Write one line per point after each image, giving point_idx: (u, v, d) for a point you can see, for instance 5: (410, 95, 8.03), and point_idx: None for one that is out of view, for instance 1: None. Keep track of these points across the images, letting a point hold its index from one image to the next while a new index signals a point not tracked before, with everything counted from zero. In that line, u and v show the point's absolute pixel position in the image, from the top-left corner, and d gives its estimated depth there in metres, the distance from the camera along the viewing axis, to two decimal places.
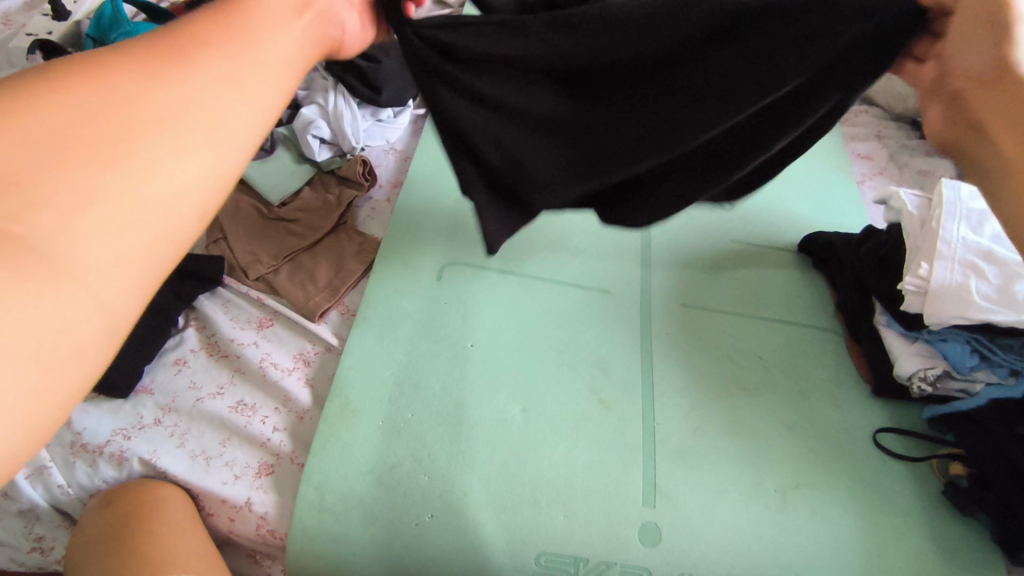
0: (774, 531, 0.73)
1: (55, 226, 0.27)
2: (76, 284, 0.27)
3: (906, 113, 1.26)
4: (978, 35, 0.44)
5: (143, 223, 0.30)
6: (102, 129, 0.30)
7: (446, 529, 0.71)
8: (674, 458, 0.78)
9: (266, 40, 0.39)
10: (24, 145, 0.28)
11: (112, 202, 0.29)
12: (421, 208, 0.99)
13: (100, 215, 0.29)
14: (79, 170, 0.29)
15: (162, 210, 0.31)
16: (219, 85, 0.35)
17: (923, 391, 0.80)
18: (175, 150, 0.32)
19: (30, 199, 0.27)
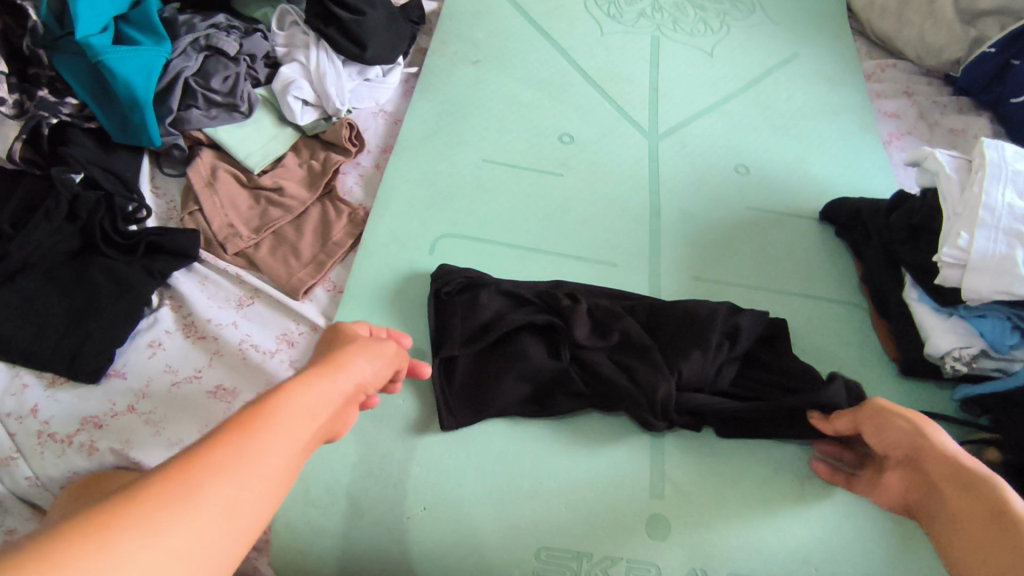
0: (791, 522, 0.68)
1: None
2: (177, 568, 0.33)
3: (939, 66, 1.17)
4: (902, 455, 0.58)
5: (223, 523, 0.36)
6: (215, 469, 0.37)
7: (441, 522, 0.67)
8: (685, 445, 0.72)
9: (331, 385, 0.49)
10: (167, 489, 0.35)
11: (227, 484, 0.37)
12: (412, 175, 0.92)
13: (215, 504, 0.36)
14: (172, 533, 0.33)
15: (234, 519, 0.37)
16: (301, 424, 0.44)
17: (956, 372, 0.74)
18: (243, 521, 0.37)
19: (180, 489, 0.35)
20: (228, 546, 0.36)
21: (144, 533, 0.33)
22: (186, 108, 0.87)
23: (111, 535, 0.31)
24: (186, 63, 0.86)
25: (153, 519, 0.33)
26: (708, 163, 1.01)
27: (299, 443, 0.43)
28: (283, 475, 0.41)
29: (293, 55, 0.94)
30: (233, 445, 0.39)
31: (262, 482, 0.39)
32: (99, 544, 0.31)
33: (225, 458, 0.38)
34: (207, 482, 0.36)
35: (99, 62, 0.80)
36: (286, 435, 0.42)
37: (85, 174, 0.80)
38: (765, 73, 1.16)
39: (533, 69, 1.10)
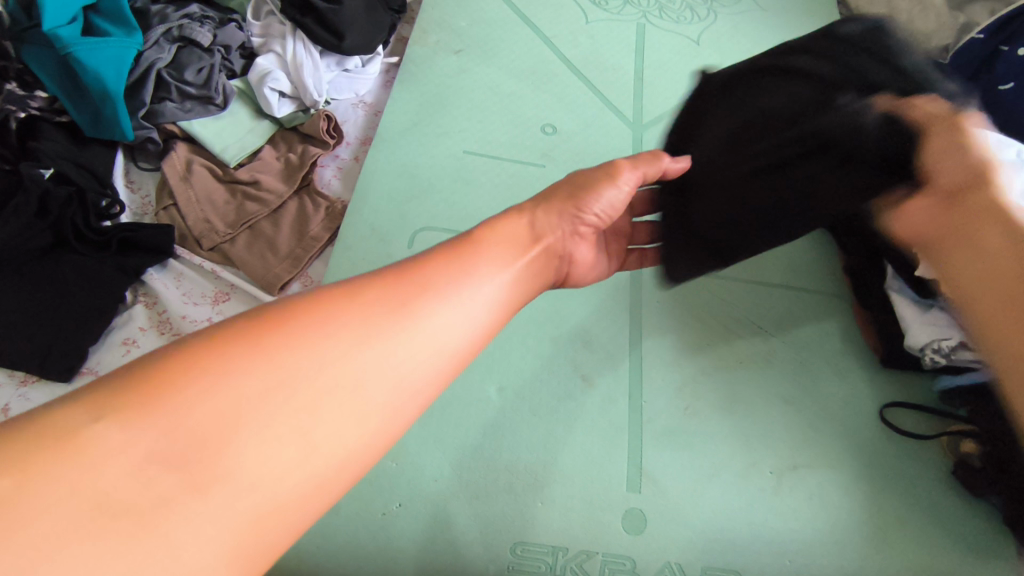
0: (768, 515, 0.68)
1: (267, 402, 0.37)
2: (294, 439, 0.37)
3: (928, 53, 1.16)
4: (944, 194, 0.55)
5: (344, 411, 0.39)
6: (339, 346, 0.41)
7: (415, 518, 0.67)
8: (661, 439, 0.72)
9: (487, 270, 0.50)
10: (290, 352, 0.39)
11: (345, 377, 0.40)
12: (391, 167, 0.91)
13: (337, 391, 0.39)
14: (319, 359, 0.39)
15: (361, 412, 0.40)
16: (440, 303, 0.46)
17: (936, 363, 0.73)
18: (377, 370, 0.41)
19: (292, 358, 0.39)
20: (373, 392, 0.41)
21: (299, 350, 0.39)
22: (160, 101, 0.85)
23: (274, 346, 0.39)
24: (159, 55, 0.85)
25: (315, 340, 0.40)
26: None
27: (482, 297, 0.48)
28: (455, 327, 0.46)
29: (270, 45, 0.93)
30: (352, 318, 0.42)
31: (403, 370, 0.42)
32: (280, 336, 0.39)
33: (378, 310, 0.43)
34: (314, 347, 0.40)
35: (69, 53, 0.78)
36: (436, 297, 0.46)
37: (55, 170, 0.79)
38: (752, 60, 1.15)
39: (516, 58, 1.08)
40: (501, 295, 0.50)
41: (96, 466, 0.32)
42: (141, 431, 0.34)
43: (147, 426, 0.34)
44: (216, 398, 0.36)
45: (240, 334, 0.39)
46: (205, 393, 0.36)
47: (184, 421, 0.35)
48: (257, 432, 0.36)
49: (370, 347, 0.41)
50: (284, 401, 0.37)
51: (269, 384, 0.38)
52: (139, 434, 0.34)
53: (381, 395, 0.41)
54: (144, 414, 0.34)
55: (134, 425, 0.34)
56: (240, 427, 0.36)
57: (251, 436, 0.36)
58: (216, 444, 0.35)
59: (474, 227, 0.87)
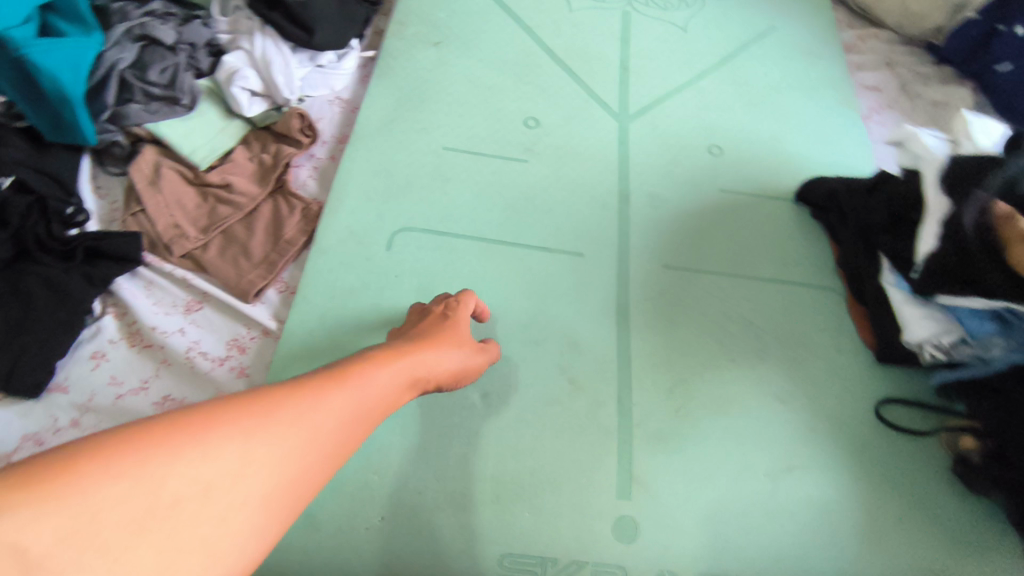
0: (763, 519, 0.66)
1: (197, 502, 0.34)
2: (194, 546, 0.33)
3: (921, 35, 1.13)
4: None
5: (251, 512, 0.36)
6: (267, 442, 0.38)
7: (398, 533, 0.65)
8: (652, 443, 0.70)
9: (399, 374, 0.51)
10: (221, 448, 0.36)
11: (262, 477, 0.37)
12: (368, 166, 0.88)
13: (253, 493, 0.36)
14: (258, 455, 0.37)
15: (266, 521, 0.37)
16: (356, 397, 0.45)
17: (935, 359, 0.71)
18: (305, 464, 0.40)
19: (218, 454, 0.35)
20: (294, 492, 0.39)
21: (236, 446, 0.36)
22: (124, 103, 0.82)
23: (215, 434, 0.36)
24: (121, 55, 0.82)
25: (257, 436, 0.38)
26: (679, 144, 0.97)
27: (387, 398, 0.49)
28: (363, 425, 0.45)
29: (238, 42, 0.89)
30: (282, 411, 0.40)
31: (312, 470, 0.40)
32: (211, 430, 0.36)
33: (316, 401, 0.42)
34: (242, 443, 0.37)
35: (22, 55, 0.74)
36: (362, 396, 0.46)
37: (14, 177, 0.76)
38: (740, 46, 1.12)
39: (497, 49, 1.05)
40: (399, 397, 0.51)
41: None
42: (39, 530, 0.29)
43: (44, 527, 0.29)
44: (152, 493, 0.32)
45: (164, 422, 0.35)
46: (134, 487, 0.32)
47: (82, 522, 0.30)
48: (161, 540, 0.32)
49: (304, 441, 0.40)
50: (194, 508, 0.34)
51: (185, 486, 0.34)
52: (44, 528, 0.29)
53: (285, 501, 0.38)
54: (56, 500, 0.30)
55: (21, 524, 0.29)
56: (143, 534, 0.32)
57: (152, 544, 0.32)
58: (111, 555, 0.31)
59: (455, 227, 0.84)
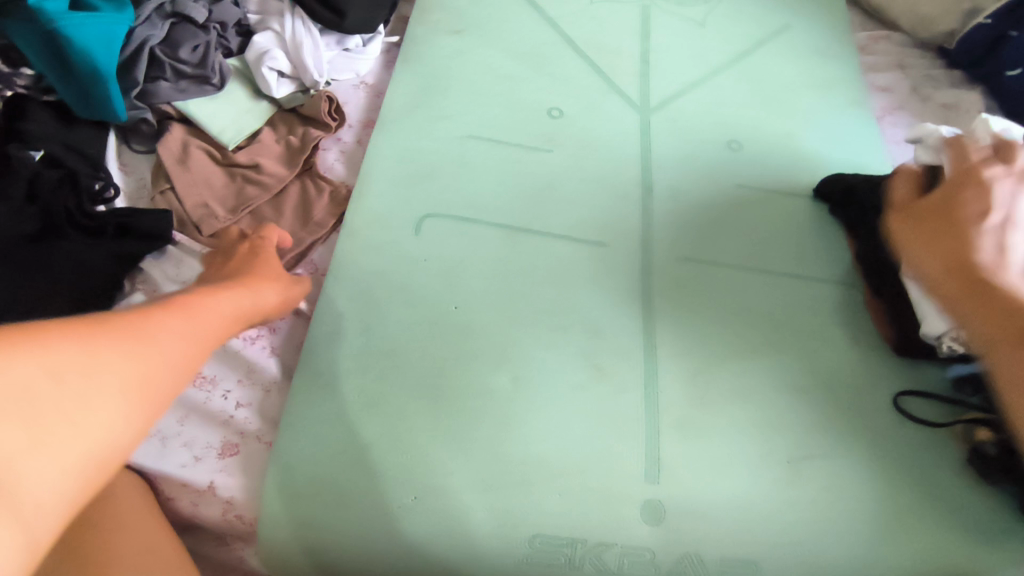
0: (785, 503, 0.68)
1: (47, 396, 0.40)
2: (74, 431, 0.41)
3: (932, 38, 1.15)
4: None
5: (114, 411, 0.43)
6: (85, 354, 0.43)
7: (429, 511, 0.66)
8: (678, 429, 0.71)
9: (222, 306, 0.58)
10: (36, 362, 0.40)
11: (88, 383, 0.42)
12: (394, 151, 0.88)
13: (80, 399, 0.41)
14: (90, 370, 0.42)
15: (122, 422, 0.43)
16: (186, 324, 0.52)
17: (952, 352, 0.74)
18: (157, 380, 0.46)
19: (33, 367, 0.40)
20: (136, 410, 0.45)
21: (103, 367, 0.43)
22: (153, 81, 0.82)
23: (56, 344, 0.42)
24: (151, 32, 0.81)
25: (72, 347, 0.42)
26: (699, 138, 0.98)
27: (216, 320, 0.56)
28: (206, 340, 0.53)
29: (268, 23, 0.90)
30: (86, 331, 0.44)
31: (181, 366, 0.49)
32: (40, 346, 0.41)
33: (140, 322, 0.48)
34: (53, 352, 0.41)
35: (54, 27, 0.74)
36: (211, 325, 0.55)
37: (45, 151, 0.76)
38: (757, 44, 1.13)
39: (519, 39, 1.05)
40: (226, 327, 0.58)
41: None
42: None
43: None
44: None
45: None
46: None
47: None
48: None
49: (161, 352, 0.48)
50: (53, 400, 0.40)
51: (4, 393, 0.38)
52: None
53: (127, 402, 0.44)
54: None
55: None
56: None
57: None
58: None
59: (481, 213, 0.85)
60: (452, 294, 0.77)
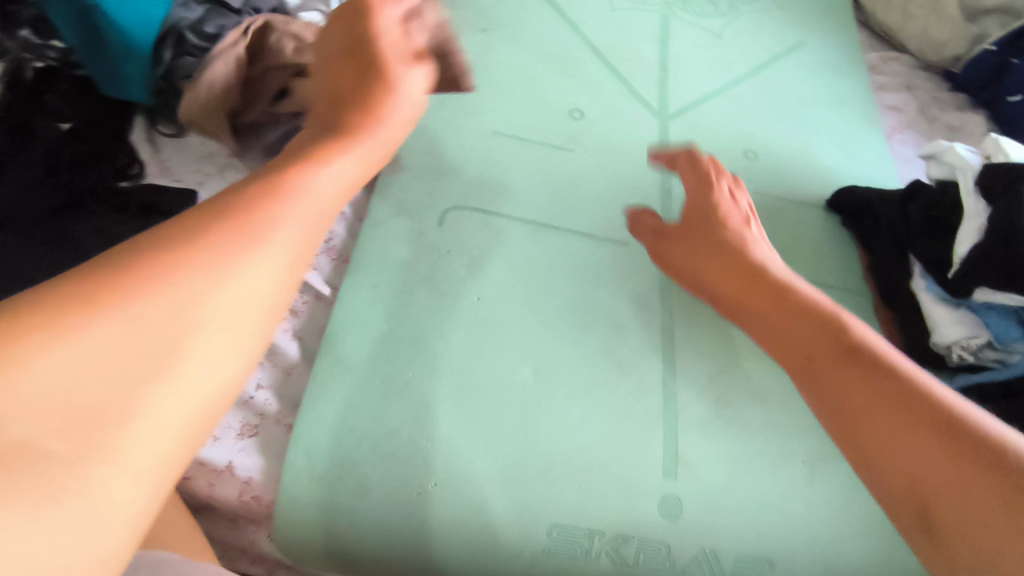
0: (799, 503, 0.69)
1: (142, 360, 0.36)
2: (170, 400, 0.37)
3: (939, 62, 1.19)
4: None
5: (204, 389, 0.39)
6: (167, 306, 0.38)
7: (450, 499, 0.66)
8: (696, 427, 0.72)
9: (290, 212, 0.45)
10: (111, 329, 0.35)
11: (192, 344, 0.38)
12: (419, 143, 0.89)
13: (190, 358, 0.38)
14: (197, 323, 0.39)
15: (229, 358, 0.41)
16: (247, 257, 0.42)
17: (961, 361, 0.76)
18: (263, 321, 0.43)
19: (112, 332, 0.35)
20: (267, 312, 0.43)
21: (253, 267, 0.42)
22: (181, 58, 0.77)
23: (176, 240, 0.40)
24: (186, 15, 0.76)
25: (148, 302, 0.37)
26: (716, 146, 1.00)
27: (274, 242, 0.43)
28: (293, 263, 0.45)
29: (308, 11, 0.89)
30: (170, 273, 0.38)
31: (283, 291, 0.45)
32: (122, 301, 0.36)
33: (214, 243, 0.40)
34: (126, 308, 0.36)
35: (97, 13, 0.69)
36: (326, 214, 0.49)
37: (73, 124, 0.76)
38: (772, 59, 1.16)
39: (542, 40, 1.07)
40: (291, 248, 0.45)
41: (25, 470, 0.32)
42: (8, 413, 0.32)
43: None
44: (114, 330, 0.36)
45: (62, 310, 0.35)
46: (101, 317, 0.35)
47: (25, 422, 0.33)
48: (67, 454, 0.34)
49: (267, 294, 0.43)
50: (141, 365, 0.36)
51: (89, 374, 0.35)
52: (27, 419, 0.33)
53: (236, 343, 0.41)
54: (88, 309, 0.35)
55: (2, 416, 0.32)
56: (78, 430, 0.34)
57: (63, 465, 0.33)
58: (44, 442, 0.33)
59: (503, 208, 0.86)
60: (475, 285, 0.78)
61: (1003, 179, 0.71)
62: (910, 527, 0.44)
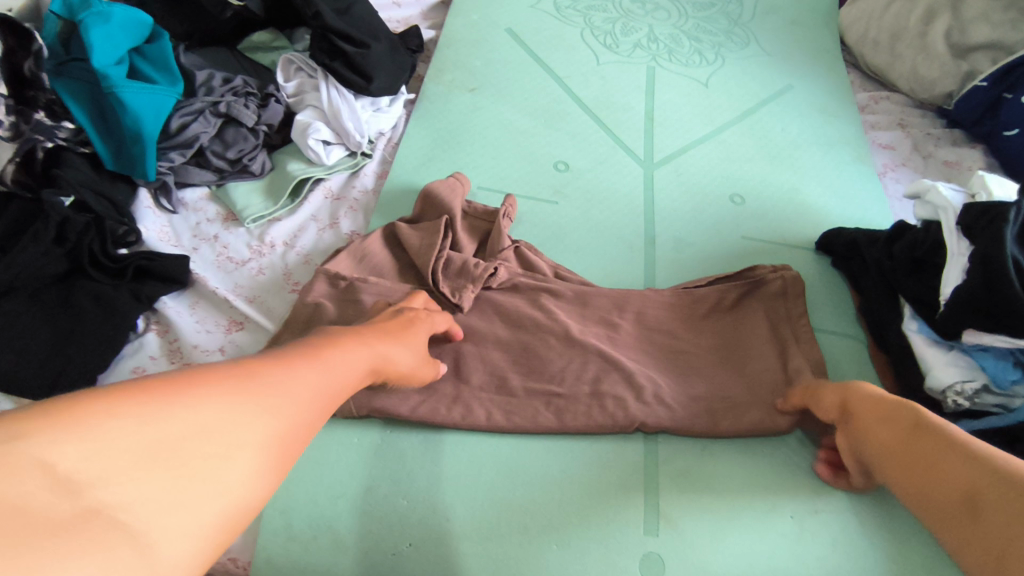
0: (790, 561, 0.66)
1: (208, 465, 0.36)
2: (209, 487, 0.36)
3: (931, 100, 1.17)
4: None
5: (194, 544, 0.34)
6: (236, 416, 0.39)
7: (424, 562, 0.64)
8: (679, 481, 0.70)
9: (333, 366, 0.50)
10: (218, 406, 0.38)
11: (206, 476, 0.36)
12: (405, 205, 0.92)
13: (190, 487, 0.35)
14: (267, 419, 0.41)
15: (224, 493, 0.36)
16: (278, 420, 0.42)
17: (958, 406, 0.73)
18: (286, 449, 0.42)
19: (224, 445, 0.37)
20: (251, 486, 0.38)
21: (237, 465, 0.38)
22: (189, 165, 0.90)
23: (216, 393, 0.39)
24: (205, 129, 0.88)
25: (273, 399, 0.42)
26: (702, 192, 1.00)
27: (302, 417, 0.44)
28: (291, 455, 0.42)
29: (305, 101, 0.96)
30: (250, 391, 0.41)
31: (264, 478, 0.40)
32: (226, 399, 0.39)
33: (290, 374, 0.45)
34: (232, 402, 0.39)
35: (113, 95, 0.81)
36: (308, 402, 0.45)
37: (75, 197, 0.81)
38: (760, 103, 1.17)
39: (528, 98, 1.10)
40: (311, 416, 0.45)
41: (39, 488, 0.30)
42: (65, 451, 0.31)
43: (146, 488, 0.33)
44: (194, 486, 0.35)
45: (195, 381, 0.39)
46: (137, 428, 0.34)
47: (140, 464, 0.33)
48: (85, 562, 0.29)
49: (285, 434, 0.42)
50: (214, 481, 0.36)
51: (148, 448, 0.34)
52: (66, 449, 0.31)
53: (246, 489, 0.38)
54: (81, 429, 0.32)
55: (53, 447, 0.31)
56: (75, 533, 0.30)
57: (85, 560, 0.29)
58: (130, 477, 0.33)
59: None
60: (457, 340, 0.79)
61: (975, 218, 0.70)
62: (956, 536, 0.49)
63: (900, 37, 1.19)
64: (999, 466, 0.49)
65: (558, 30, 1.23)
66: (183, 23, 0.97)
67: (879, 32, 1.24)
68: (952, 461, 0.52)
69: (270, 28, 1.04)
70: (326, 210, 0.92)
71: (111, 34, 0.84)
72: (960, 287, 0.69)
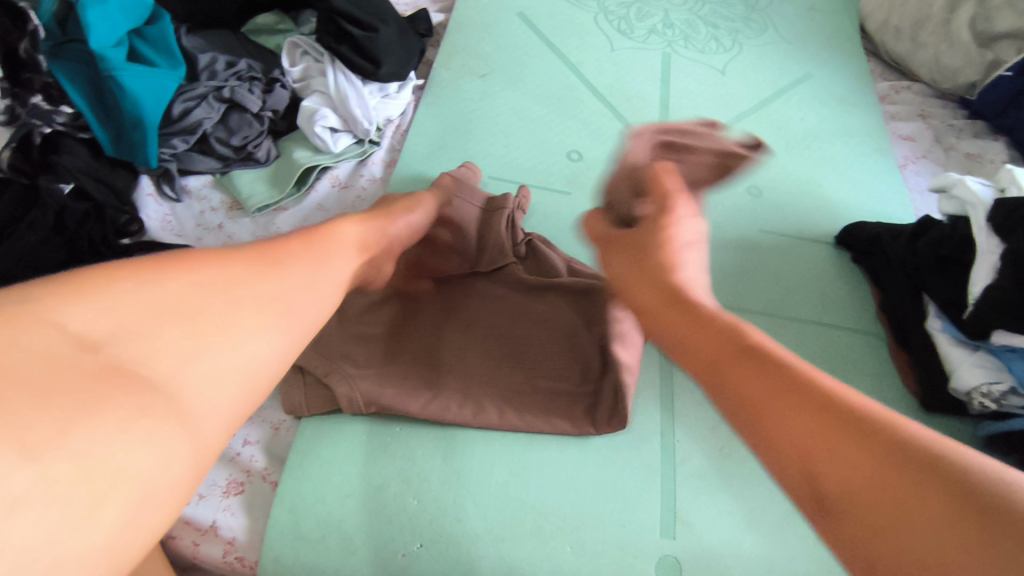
0: (810, 565, 0.65)
1: (210, 329, 0.40)
2: (221, 351, 0.40)
3: (954, 90, 1.13)
4: None
5: (218, 399, 0.39)
6: (235, 289, 0.43)
7: (435, 563, 0.63)
8: (695, 482, 0.69)
9: (335, 259, 0.53)
10: (219, 279, 0.43)
11: (212, 344, 0.40)
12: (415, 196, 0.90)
13: (198, 356, 0.39)
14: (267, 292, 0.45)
15: (234, 358, 0.41)
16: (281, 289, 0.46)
17: (983, 409, 0.71)
18: (298, 319, 0.46)
19: (227, 314, 0.42)
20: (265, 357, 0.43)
21: (248, 330, 0.42)
22: (191, 151, 0.87)
23: (210, 272, 0.43)
24: (208, 114, 0.85)
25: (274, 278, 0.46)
26: (719, 183, 0.98)
27: (304, 295, 0.48)
28: (303, 327, 0.47)
29: (311, 87, 0.93)
30: (244, 268, 0.45)
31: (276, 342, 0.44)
32: (222, 279, 0.43)
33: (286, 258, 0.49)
34: (228, 279, 0.44)
35: (114, 79, 0.79)
36: (311, 282, 0.49)
37: (74, 184, 0.79)
38: (777, 92, 1.13)
39: (541, 85, 1.07)
40: (318, 295, 0.49)
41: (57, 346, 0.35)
42: (73, 316, 0.36)
43: (163, 355, 0.38)
44: (202, 350, 0.40)
45: (191, 263, 0.43)
46: (141, 306, 0.39)
47: (148, 329, 0.38)
48: (109, 417, 0.34)
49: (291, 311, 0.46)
50: (217, 343, 0.40)
51: (153, 318, 0.39)
52: (82, 317, 0.37)
53: (254, 350, 0.42)
54: (89, 298, 0.37)
55: (62, 312, 0.36)
56: (106, 394, 0.34)
57: (111, 408, 0.34)
58: (144, 341, 0.38)
59: None
60: None
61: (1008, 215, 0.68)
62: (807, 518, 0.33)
63: (923, 24, 1.15)
64: (969, 482, 0.29)
65: (570, 14, 1.19)
66: (185, 5, 0.94)
67: (900, 20, 1.20)
68: (762, 388, 0.37)
69: (275, 10, 1.01)
70: (332, 199, 0.89)
71: (109, 15, 0.81)
72: (991, 287, 0.67)
